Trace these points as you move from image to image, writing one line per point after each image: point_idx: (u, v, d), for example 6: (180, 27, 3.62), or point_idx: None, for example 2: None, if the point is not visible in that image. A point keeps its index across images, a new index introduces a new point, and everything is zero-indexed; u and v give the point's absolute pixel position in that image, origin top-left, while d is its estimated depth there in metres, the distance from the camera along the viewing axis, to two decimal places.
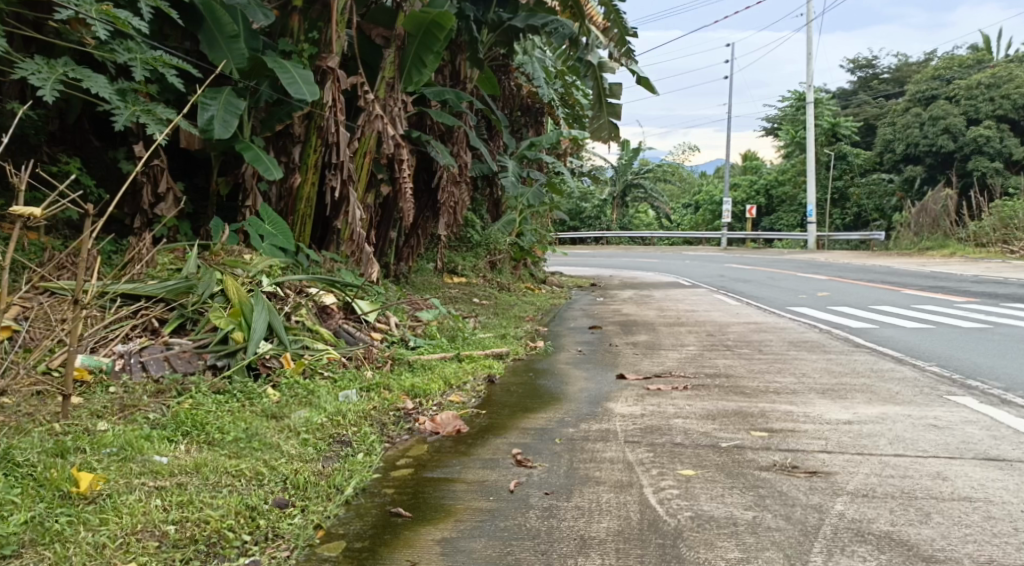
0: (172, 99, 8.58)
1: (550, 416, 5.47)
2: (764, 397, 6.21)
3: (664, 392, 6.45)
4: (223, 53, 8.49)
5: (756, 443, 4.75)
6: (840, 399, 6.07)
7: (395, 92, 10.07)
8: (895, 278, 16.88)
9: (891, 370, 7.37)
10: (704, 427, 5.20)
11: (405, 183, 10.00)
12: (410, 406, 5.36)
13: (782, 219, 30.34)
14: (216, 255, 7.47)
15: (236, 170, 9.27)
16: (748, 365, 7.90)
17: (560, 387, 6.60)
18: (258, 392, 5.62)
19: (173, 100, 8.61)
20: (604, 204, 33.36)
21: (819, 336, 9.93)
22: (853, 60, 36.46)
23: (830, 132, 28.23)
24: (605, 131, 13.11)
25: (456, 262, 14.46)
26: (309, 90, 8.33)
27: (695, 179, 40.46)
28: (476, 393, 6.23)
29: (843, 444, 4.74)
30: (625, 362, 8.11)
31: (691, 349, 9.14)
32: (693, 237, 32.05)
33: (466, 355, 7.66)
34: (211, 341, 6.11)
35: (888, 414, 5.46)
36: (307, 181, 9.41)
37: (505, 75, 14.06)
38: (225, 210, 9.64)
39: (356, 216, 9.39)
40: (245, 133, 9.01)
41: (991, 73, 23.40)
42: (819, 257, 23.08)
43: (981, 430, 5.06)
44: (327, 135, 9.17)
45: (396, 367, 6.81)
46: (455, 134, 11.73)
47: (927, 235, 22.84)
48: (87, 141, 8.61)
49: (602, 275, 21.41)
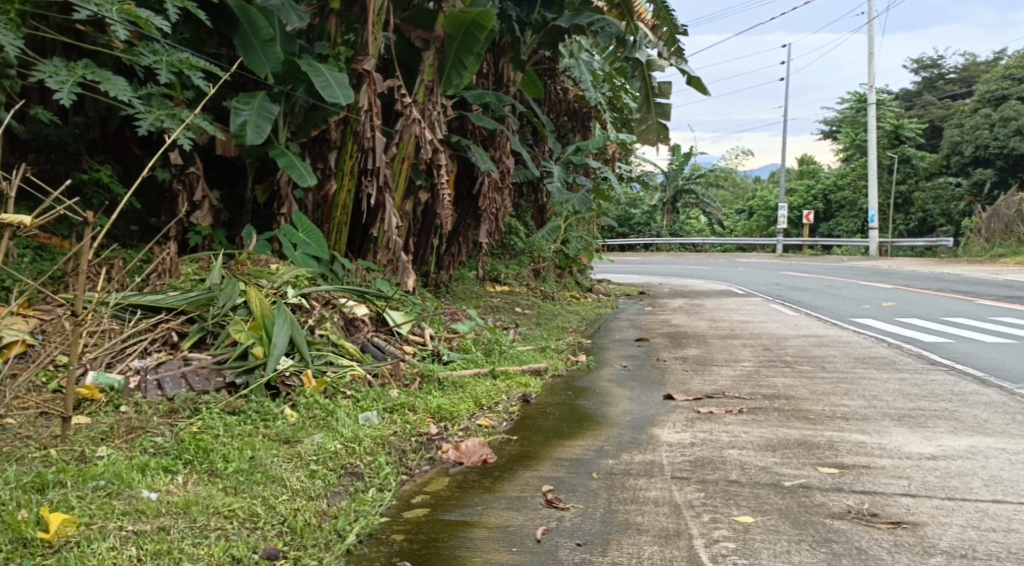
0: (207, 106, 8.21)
1: (588, 444, 4.98)
2: (830, 425, 5.67)
3: (716, 416, 5.93)
4: (258, 58, 8.15)
5: (826, 484, 4.30)
6: (917, 428, 5.57)
7: (435, 96, 9.58)
8: (965, 286, 16.06)
9: (972, 393, 6.76)
10: (763, 460, 4.70)
11: (443, 190, 9.54)
12: (433, 431, 4.87)
13: (841, 225, 29.29)
14: (242, 264, 7.05)
15: (272, 177, 8.88)
16: (809, 384, 7.32)
17: (603, 409, 6.12)
18: (274, 413, 5.12)
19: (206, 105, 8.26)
20: (654, 210, 32.75)
21: (887, 351, 9.29)
22: (917, 60, 35.38)
23: (892, 135, 27.22)
24: (656, 135, 12.55)
25: (499, 270, 14.01)
26: (343, 95, 7.94)
27: (748, 185, 39.56)
28: (509, 416, 5.75)
29: (927, 486, 4.30)
30: (674, 380, 7.56)
31: (747, 365, 8.56)
32: (746, 243, 31.22)
33: (502, 371, 7.20)
34: (229, 357, 5.66)
35: (977, 447, 5.06)
36: (344, 187, 8.99)
37: (551, 79, 13.71)
38: (260, 218, 9.25)
39: (393, 223, 8.93)
40: (281, 138, 8.62)
41: None
42: (881, 264, 22.15)
43: None
44: (364, 140, 8.71)
45: (426, 385, 6.37)
46: (497, 139, 11.25)
47: (1000, 241, 21.75)
48: (127, 149, 8.28)
49: (652, 282, 20.80)
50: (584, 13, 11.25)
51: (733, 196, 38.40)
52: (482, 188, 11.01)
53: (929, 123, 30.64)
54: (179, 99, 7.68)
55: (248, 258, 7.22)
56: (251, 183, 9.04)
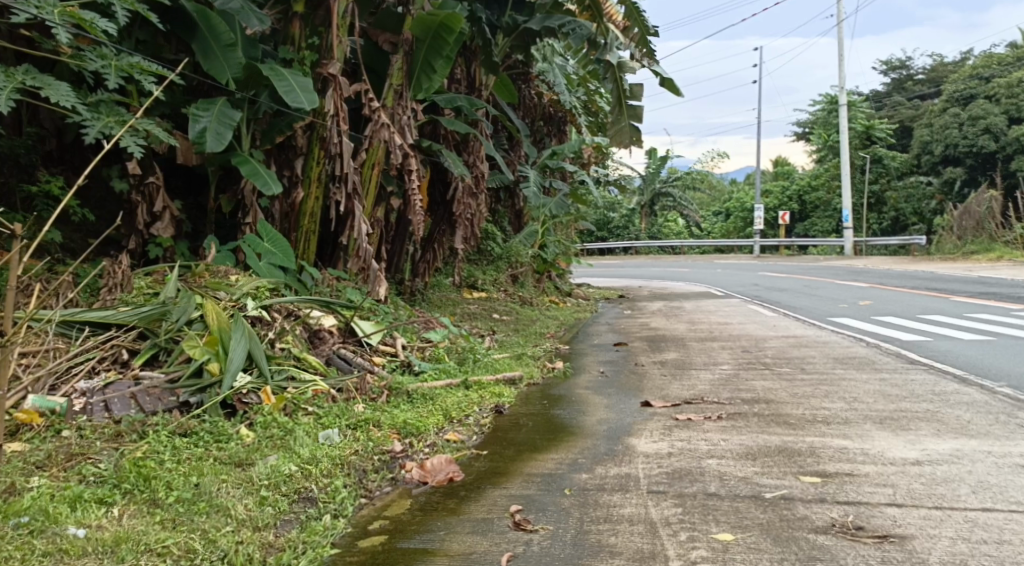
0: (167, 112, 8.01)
1: (561, 457, 4.73)
2: (811, 431, 5.45)
3: (695, 423, 5.70)
4: (218, 64, 7.84)
5: (808, 495, 4.07)
6: (901, 431, 5.37)
7: (405, 100, 9.27)
8: (941, 284, 15.93)
9: (954, 393, 6.56)
10: (744, 471, 4.49)
11: (415, 196, 9.24)
12: (398, 449, 4.60)
13: (817, 225, 29.21)
14: (201, 275, 6.73)
15: (236, 186, 8.53)
16: (790, 387, 7.10)
17: (577, 419, 5.86)
18: (228, 433, 4.81)
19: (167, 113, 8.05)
20: (632, 213, 32.63)
21: (867, 351, 9.09)
22: (886, 61, 35.49)
23: (864, 135, 27.19)
24: (627, 137, 12.22)
25: (476, 276, 13.75)
26: (307, 99, 7.65)
27: (723, 187, 39.57)
28: (480, 429, 5.48)
29: (914, 494, 4.09)
30: (651, 386, 7.32)
31: (725, 369, 8.33)
32: (724, 245, 31.14)
33: (474, 381, 6.94)
34: (183, 375, 5.33)
35: (962, 450, 4.87)
36: (311, 195, 8.66)
37: (524, 83, 13.44)
38: (224, 228, 8.90)
39: (363, 231, 8.64)
40: (244, 145, 8.29)
41: None
42: (858, 264, 22.05)
43: None
44: (330, 146, 8.40)
45: (394, 399, 6.06)
46: (471, 144, 10.96)
47: (971, 239, 21.68)
48: (85, 159, 7.82)
49: (631, 286, 20.60)
50: (554, 14, 11.04)
51: (711, 199, 38.35)
52: (457, 193, 10.71)
53: (900, 123, 30.70)
54: (134, 106, 7.35)
55: (207, 269, 6.91)
56: (215, 192, 8.72)
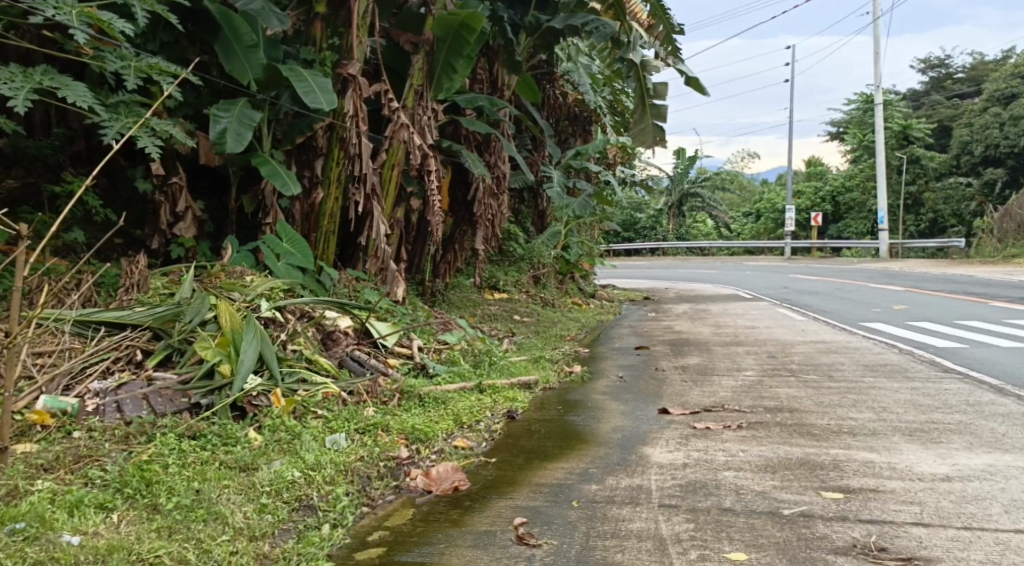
0: (190, 113, 7.82)
1: (572, 466, 4.62)
2: (835, 442, 5.29)
3: (713, 432, 5.56)
4: (241, 65, 7.58)
5: (829, 512, 4.02)
6: (930, 444, 5.22)
7: (425, 100, 9.21)
8: (978, 288, 15.62)
9: (988, 403, 6.38)
10: (762, 484, 4.39)
11: (434, 197, 9.14)
12: (404, 455, 4.50)
13: (850, 227, 28.80)
14: (216, 275, 6.65)
15: (257, 186, 8.25)
16: (815, 395, 6.92)
17: (592, 426, 5.73)
18: (236, 436, 4.70)
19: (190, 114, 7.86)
20: (660, 213, 32.36)
21: (898, 358, 8.88)
22: (924, 60, 34.95)
23: (900, 135, 26.76)
24: (651, 136, 11.94)
25: (498, 277, 13.62)
26: (327, 100, 7.43)
27: (754, 188, 39.15)
28: (490, 435, 5.37)
29: (941, 513, 4.02)
30: (672, 392, 7.17)
31: (750, 374, 8.16)
32: (752, 247, 30.79)
33: (489, 385, 6.83)
34: (194, 376, 5.21)
35: (996, 466, 4.72)
36: (331, 196, 8.50)
37: (548, 82, 13.26)
38: (245, 229, 8.60)
39: (381, 232, 8.44)
40: (265, 145, 8.03)
41: None
42: (890, 266, 21.69)
43: None
44: (349, 146, 8.20)
45: (406, 403, 5.94)
46: (492, 144, 10.83)
47: (1015, 241, 21.30)
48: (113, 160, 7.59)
49: (658, 287, 20.39)
50: (578, 13, 10.87)
51: (739, 199, 37.97)
52: (478, 194, 10.64)
53: (937, 123, 30.20)
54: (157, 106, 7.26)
55: (222, 270, 6.81)
56: (235, 193, 8.41)
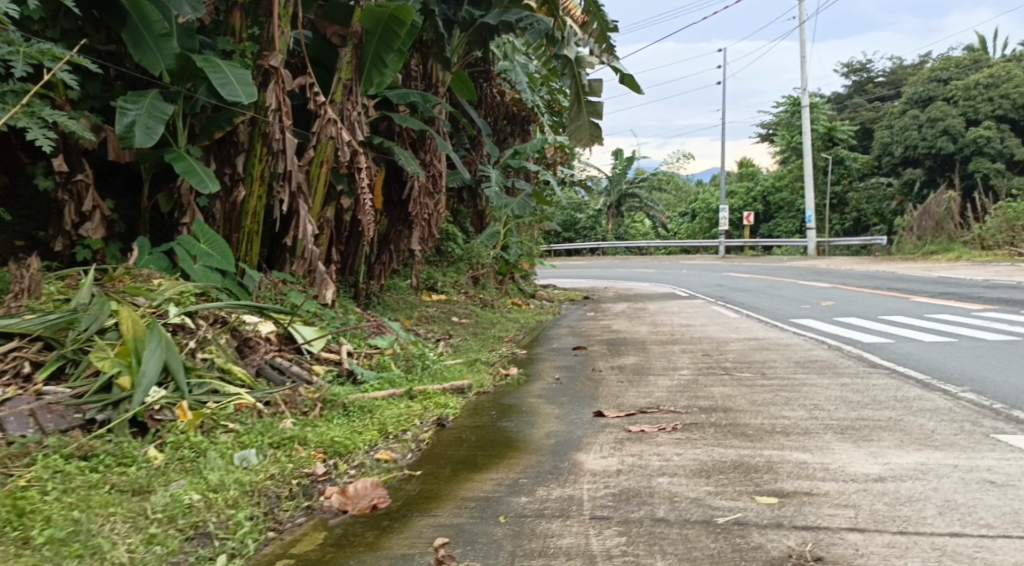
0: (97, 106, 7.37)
1: (501, 477, 4.39)
2: (770, 443, 5.14)
3: (647, 435, 5.36)
4: (152, 55, 7.14)
5: (763, 519, 3.83)
6: (862, 442, 5.10)
7: (355, 95, 8.86)
8: (902, 284, 15.79)
9: (917, 399, 6.32)
10: (696, 490, 4.21)
11: (365, 196, 8.78)
12: (320, 471, 4.23)
13: (781, 225, 29.15)
14: (120, 278, 6.26)
15: (171, 184, 7.85)
16: (750, 394, 6.78)
17: (524, 432, 5.50)
18: (133, 455, 4.38)
19: (98, 108, 7.41)
20: (599, 213, 32.36)
21: (829, 354, 8.83)
22: (847, 64, 35.65)
23: (826, 136, 27.10)
24: (588, 134, 11.67)
25: (436, 278, 13.26)
26: (245, 94, 7.06)
27: (690, 189, 39.51)
28: (417, 446, 5.09)
29: (877, 517, 3.87)
30: (608, 394, 6.96)
31: (685, 374, 8.00)
32: (690, 246, 30.97)
33: (420, 391, 6.55)
34: (89, 390, 4.87)
35: (927, 465, 4.60)
36: (253, 194, 8.00)
37: (485, 81, 13.00)
38: (158, 228, 8.17)
39: (308, 232, 8.07)
40: (180, 141, 7.60)
41: (988, 73, 22.48)
42: (820, 264, 21.93)
43: None
44: (272, 142, 7.77)
45: (328, 412, 5.63)
46: (427, 142, 10.54)
47: (931, 239, 21.64)
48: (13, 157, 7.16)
49: (596, 287, 20.26)
50: (512, 8, 10.58)
51: (676, 199, 38.29)
52: (413, 192, 10.33)
53: (861, 125, 30.69)
54: (61, 99, 6.93)
55: (127, 271, 6.37)
56: (149, 191, 7.99)
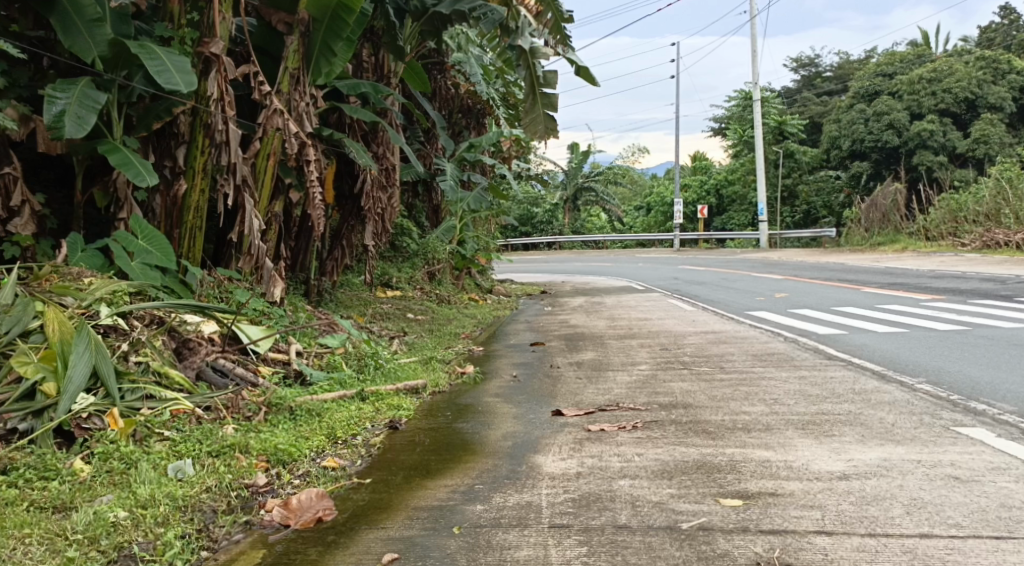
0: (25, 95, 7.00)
1: (454, 483, 4.18)
2: (732, 440, 4.97)
3: (606, 435, 5.17)
4: (83, 42, 6.83)
5: (729, 523, 3.66)
6: (824, 438, 4.96)
7: (302, 85, 8.53)
8: (852, 275, 15.85)
9: (875, 391, 6.23)
10: (658, 493, 4.02)
11: (315, 190, 8.47)
12: (261, 482, 4.00)
13: (734, 218, 29.33)
14: (47, 277, 5.92)
15: (107, 177, 7.48)
16: (710, 389, 6.64)
17: (479, 434, 5.29)
18: (56, 468, 4.10)
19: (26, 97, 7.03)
20: (555, 208, 32.21)
21: (785, 347, 8.75)
22: (797, 59, 36.06)
23: (777, 131, 27.00)
24: (543, 127, 11.21)
25: (390, 273, 12.91)
26: (183, 82, 6.74)
27: (644, 182, 39.67)
28: (366, 451, 4.83)
29: (844, 518, 3.72)
30: (565, 391, 6.78)
31: (643, 369, 7.84)
32: (646, 239, 30.99)
33: (371, 392, 6.30)
34: (11, 397, 4.59)
35: (891, 461, 4.47)
36: (196, 187, 7.61)
37: (439, 72, 12.79)
38: (94, 224, 7.79)
39: (254, 227, 7.80)
40: (116, 132, 7.25)
41: (932, 67, 22.65)
42: (773, 256, 22.05)
43: (1015, 482, 4.09)
44: (215, 133, 7.46)
45: (273, 417, 5.36)
46: (379, 134, 10.24)
47: (879, 231, 21.86)
48: None
49: (553, 282, 20.09)
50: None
51: (631, 193, 38.42)
52: (365, 186, 9.97)
53: (810, 119, 30.95)
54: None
55: (53, 270, 6.06)
56: (84, 185, 7.61)
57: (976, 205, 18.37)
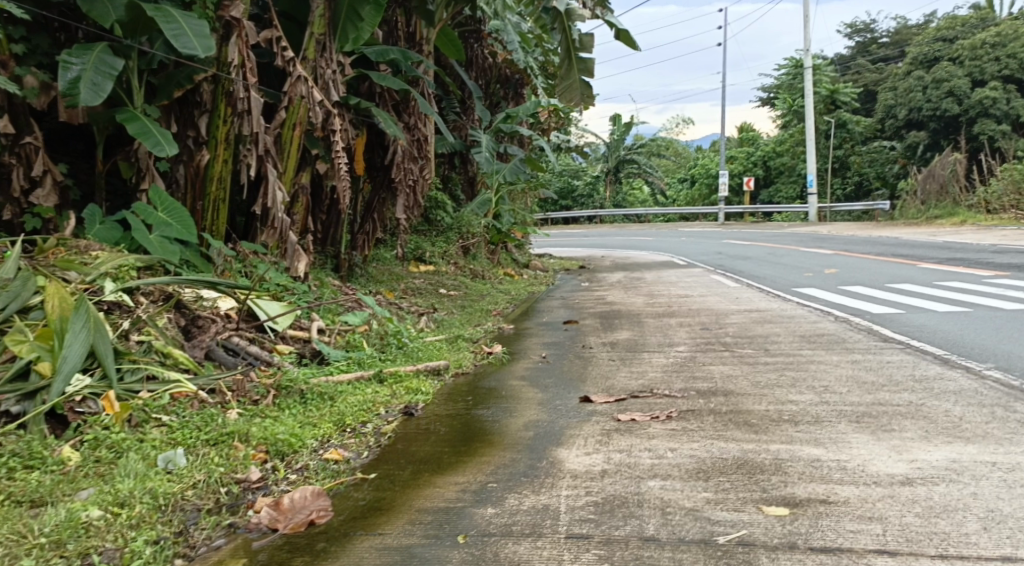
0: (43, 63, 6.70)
1: (467, 481, 3.84)
2: (777, 435, 4.54)
3: (637, 426, 4.78)
4: (100, 5, 6.45)
5: (773, 538, 3.30)
6: (881, 434, 4.51)
7: (329, 52, 8.13)
8: (907, 249, 15.18)
9: (936, 379, 5.74)
10: (692, 497, 3.65)
11: (342, 161, 8.09)
12: (253, 478, 3.75)
13: (781, 191, 28.52)
14: (54, 250, 5.63)
15: (127, 146, 7.16)
16: (752, 374, 6.20)
17: (500, 423, 4.91)
18: (43, 454, 3.78)
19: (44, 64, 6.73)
20: (597, 180, 31.60)
21: (836, 327, 8.24)
22: (850, 25, 34.85)
23: (828, 100, 26.31)
24: (579, 94, 10.71)
25: (424, 247, 12.50)
26: (201, 46, 6.35)
27: (688, 153, 38.86)
28: (374, 442, 4.49)
29: (906, 534, 3.32)
30: (597, 374, 6.38)
31: (682, 351, 7.40)
32: (690, 212, 30.30)
33: (390, 374, 5.94)
34: (2, 376, 4.29)
35: (960, 463, 4.01)
36: (218, 158, 7.26)
37: (477, 41, 12.33)
38: (115, 195, 7.51)
39: (278, 199, 7.45)
40: (136, 100, 6.90)
41: (996, 32, 21.63)
42: (822, 230, 21.32)
43: None
44: (237, 102, 7.06)
45: (282, 400, 5.03)
46: (411, 104, 9.81)
47: (935, 203, 20.99)
48: None
49: (593, 255, 19.62)
50: None
51: (675, 164, 37.63)
52: (395, 157, 9.55)
53: (863, 87, 29.91)
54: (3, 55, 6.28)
55: (59, 244, 5.76)
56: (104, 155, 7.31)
57: None
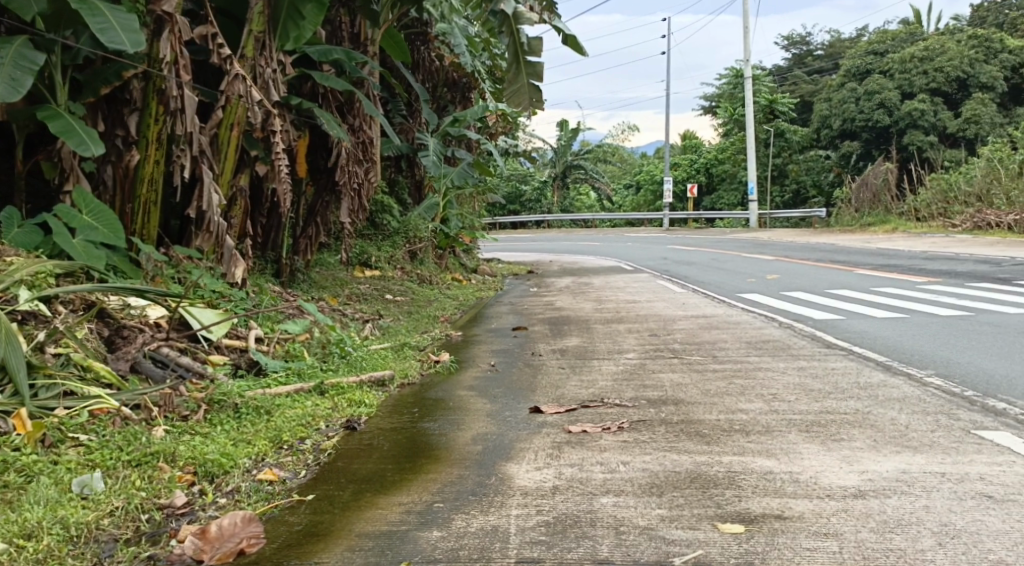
0: None
1: (410, 501, 3.62)
2: (729, 447, 4.40)
3: (588, 438, 4.60)
4: None
5: (730, 558, 3.14)
6: (832, 444, 4.40)
7: (268, 50, 7.82)
8: (845, 256, 15.32)
9: (881, 386, 5.68)
10: (646, 514, 3.48)
11: (282, 164, 7.79)
12: (178, 504, 3.50)
13: (723, 198, 28.75)
14: None
15: (50, 146, 6.78)
16: (702, 382, 6.08)
17: (445, 437, 4.69)
18: None
19: None
20: (544, 185, 31.52)
21: (781, 333, 8.19)
22: (788, 37, 35.39)
23: (767, 109, 26.62)
24: (527, 99, 10.54)
25: (370, 252, 12.21)
26: (130, 41, 6.01)
27: (632, 161, 39.05)
28: (311, 459, 4.24)
29: (863, 552, 3.18)
30: (545, 384, 6.20)
31: (631, 359, 7.27)
32: (635, 219, 30.40)
33: (332, 386, 5.68)
34: None
35: (911, 474, 3.91)
36: (150, 159, 6.89)
37: (422, 43, 12.15)
38: (38, 198, 7.12)
39: (214, 202, 7.12)
40: (61, 97, 6.53)
41: (923, 47, 22.09)
42: (762, 236, 21.50)
43: None
44: (170, 100, 6.71)
45: (215, 416, 4.75)
46: (355, 106, 9.54)
47: (868, 211, 21.32)
48: None
49: (541, 261, 19.49)
50: None
51: (620, 171, 37.76)
52: (339, 159, 9.26)
53: (800, 98, 30.37)
54: None
55: None
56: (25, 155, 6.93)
57: (967, 185, 17.85)
